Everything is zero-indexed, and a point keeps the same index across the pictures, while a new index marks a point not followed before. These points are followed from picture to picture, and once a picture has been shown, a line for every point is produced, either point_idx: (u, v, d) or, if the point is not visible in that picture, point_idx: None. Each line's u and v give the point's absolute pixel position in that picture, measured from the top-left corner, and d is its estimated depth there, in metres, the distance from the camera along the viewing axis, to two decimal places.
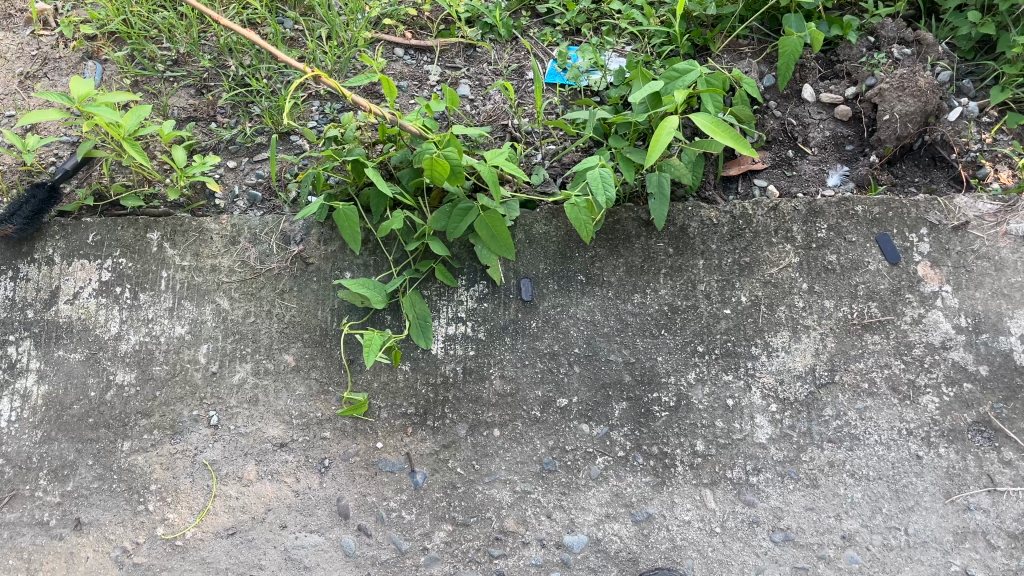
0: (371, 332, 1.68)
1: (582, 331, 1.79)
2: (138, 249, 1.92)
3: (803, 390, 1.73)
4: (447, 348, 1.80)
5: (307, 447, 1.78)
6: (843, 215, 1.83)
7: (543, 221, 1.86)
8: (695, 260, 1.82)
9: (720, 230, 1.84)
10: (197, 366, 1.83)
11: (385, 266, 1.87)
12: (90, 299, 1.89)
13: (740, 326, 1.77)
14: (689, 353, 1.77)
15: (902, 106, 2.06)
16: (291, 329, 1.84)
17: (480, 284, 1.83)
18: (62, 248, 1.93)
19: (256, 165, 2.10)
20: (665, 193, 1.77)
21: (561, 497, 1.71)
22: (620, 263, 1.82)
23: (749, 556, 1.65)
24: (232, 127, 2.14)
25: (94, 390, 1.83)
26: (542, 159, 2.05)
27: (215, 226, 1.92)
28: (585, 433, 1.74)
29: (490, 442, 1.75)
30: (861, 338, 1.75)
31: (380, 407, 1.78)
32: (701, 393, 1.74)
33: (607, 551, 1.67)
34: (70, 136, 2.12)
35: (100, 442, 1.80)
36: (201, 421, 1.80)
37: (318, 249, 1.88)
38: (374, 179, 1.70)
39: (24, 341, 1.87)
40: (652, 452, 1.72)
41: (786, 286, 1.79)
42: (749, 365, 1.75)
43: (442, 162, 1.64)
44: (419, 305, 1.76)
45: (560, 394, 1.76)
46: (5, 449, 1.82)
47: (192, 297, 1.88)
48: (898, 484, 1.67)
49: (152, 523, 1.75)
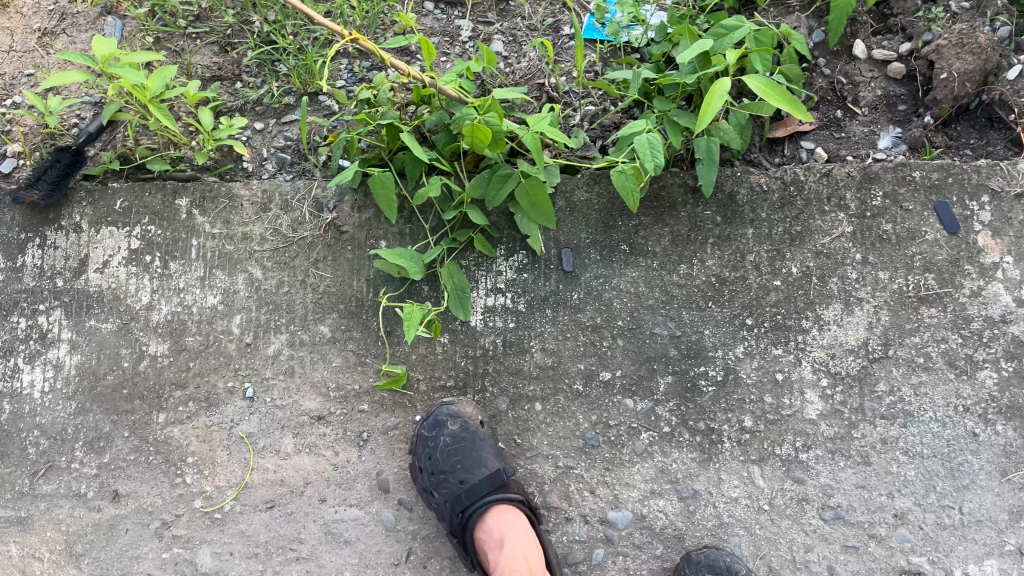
0: (410, 304, 1.62)
1: (626, 303, 1.73)
2: (167, 216, 1.86)
3: (856, 365, 1.68)
4: (486, 320, 1.75)
5: (345, 421, 1.74)
6: (900, 181, 1.74)
7: (584, 187, 1.78)
8: (744, 229, 1.75)
9: (770, 197, 1.76)
10: (231, 337, 1.79)
11: (422, 235, 1.81)
12: (120, 268, 1.84)
13: (791, 299, 1.71)
14: (737, 327, 1.71)
15: (961, 64, 1.96)
16: (325, 300, 1.79)
17: (520, 254, 1.76)
18: (90, 215, 1.87)
19: (285, 127, 2.03)
20: (715, 158, 1.68)
21: (605, 473, 1.68)
22: (666, 232, 1.75)
23: (798, 534, 1.62)
24: (259, 87, 2.06)
25: (127, 361, 1.80)
26: (581, 121, 1.97)
27: (245, 192, 1.86)
28: (629, 408, 1.69)
29: (532, 417, 1.71)
30: (917, 311, 1.69)
31: (419, 379, 1.74)
32: (749, 367, 1.69)
33: (653, 528, 1.65)
34: (91, 96, 2.04)
35: (136, 414, 1.77)
36: (237, 393, 1.77)
37: (352, 217, 1.82)
38: (411, 144, 1.62)
39: (55, 311, 1.83)
40: (698, 428, 1.68)
41: (839, 257, 1.72)
42: (800, 339, 1.70)
43: (485, 128, 1.56)
44: (457, 275, 1.69)
45: (603, 367, 1.71)
46: (39, 420, 1.79)
47: (224, 266, 1.83)
48: (953, 461, 1.63)
49: (190, 495, 1.73)
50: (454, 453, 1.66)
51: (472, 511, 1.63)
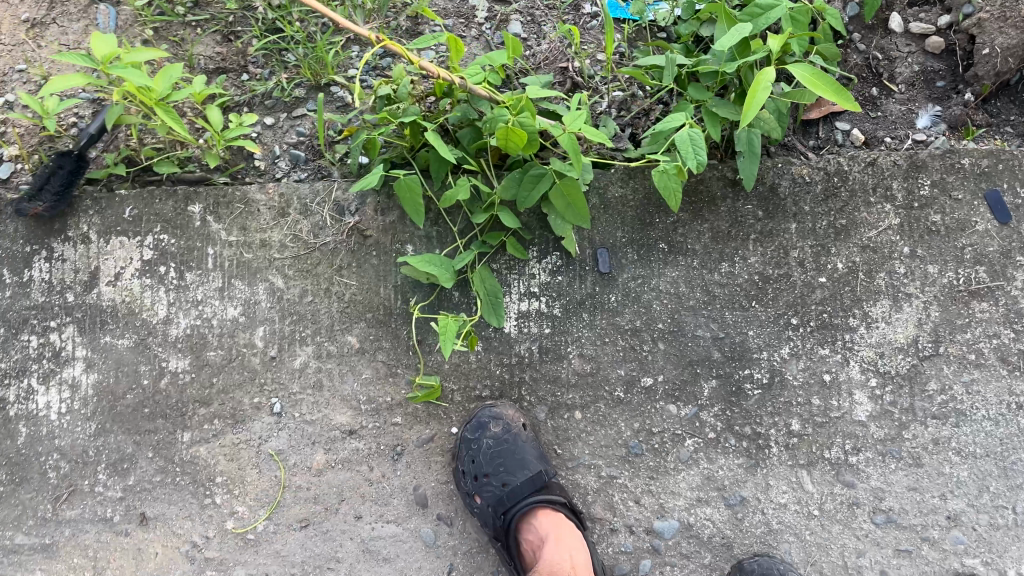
0: (444, 317, 1.55)
1: (666, 305, 1.67)
2: (180, 224, 1.77)
3: (906, 363, 1.63)
4: (521, 326, 1.67)
5: (377, 435, 1.68)
6: (948, 169, 1.67)
7: (618, 183, 1.69)
8: (787, 223, 1.67)
9: (813, 189, 1.67)
10: (255, 351, 1.72)
11: (450, 237, 1.73)
12: (133, 280, 1.76)
13: (837, 296, 1.65)
14: (782, 327, 1.65)
15: (1005, 39, 1.88)
16: (351, 309, 1.72)
17: (554, 256, 1.68)
18: (98, 225, 1.78)
19: (296, 121, 1.92)
20: (757, 151, 1.60)
21: (650, 482, 1.64)
22: (706, 229, 1.67)
23: (849, 539, 1.59)
24: (267, 79, 1.95)
25: (147, 378, 1.73)
26: (608, 107, 1.88)
27: (261, 195, 1.76)
28: (672, 414, 1.64)
29: (572, 426, 1.66)
30: (968, 306, 1.63)
31: (453, 390, 1.68)
32: (796, 368, 1.64)
33: (700, 537, 1.62)
34: (88, 93, 1.93)
35: (159, 434, 1.71)
36: (264, 409, 1.71)
37: (375, 220, 1.74)
38: (438, 145, 1.53)
39: (67, 327, 1.75)
40: (744, 433, 1.63)
41: (886, 251, 1.65)
42: (848, 338, 1.64)
43: (519, 130, 1.47)
44: (489, 281, 1.61)
45: (644, 373, 1.65)
46: (58, 443, 1.72)
47: (243, 275, 1.74)
48: (1006, 461, 1.60)
49: (221, 516, 1.68)
50: (497, 456, 1.61)
51: (514, 513, 1.60)
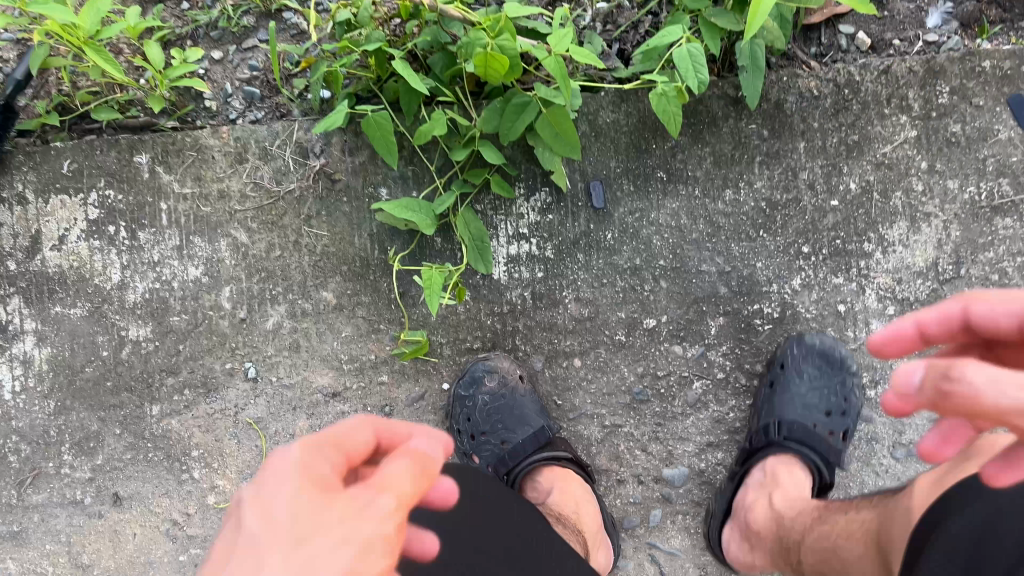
0: (426, 267, 1.40)
1: (667, 240, 1.53)
2: (126, 177, 1.59)
3: (925, 288, 1.52)
4: (511, 271, 1.54)
5: (364, 396, 1.58)
6: (968, 74, 1.51)
7: (610, 107, 1.53)
8: (794, 142, 1.52)
9: (822, 103, 1.52)
10: (222, 314, 1.58)
11: (426, 177, 1.56)
12: (80, 243, 1.59)
13: (851, 220, 1.53)
14: (793, 256, 1.53)
15: None
16: (324, 262, 1.57)
17: (543, 192, 1.53)
18: (34, 183, 1.60)
19: (246, 54, 1.71)
20: (761, 66, 1.42)
21: (657, 429, 1.54)
22: (707, 154, 1.53)
23: (869, 477, 1.53)
24: (211, 6, 1.70)
25: (106, 350, 1.58)
26: (592, 22, 1.69)
27: (214, 141, 1.58)
28: (677, 355, 1.53)
29: (572, 375, 1.55)
30: (990, 223, 1.52)
31: (442, 343, 1.56)
32: (808, 300, 1.53)
33: (712, 483, 1.54)
34: (10, 32, 1.72)
35: (125, 408, 1.58)
36: (237, 375, 1.58)
37: (343, 162, 1.57)
38: (408, 76, 1.35)
39: (12, 299, 1.60)
40: (755, 371, 1.54)
41: (902, 167, 1.52)
42: (863, 265, 1.52)
43: (500, 55, 1.30)
44: (475, 224, 1.46)
45: (646, 314, 1.53)
46: (16, 424, 1.59)
47: (202, 231, 1.59)
48: None
49: (201, 491, 1.58)
50: (494, 412, 1.54)
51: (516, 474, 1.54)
